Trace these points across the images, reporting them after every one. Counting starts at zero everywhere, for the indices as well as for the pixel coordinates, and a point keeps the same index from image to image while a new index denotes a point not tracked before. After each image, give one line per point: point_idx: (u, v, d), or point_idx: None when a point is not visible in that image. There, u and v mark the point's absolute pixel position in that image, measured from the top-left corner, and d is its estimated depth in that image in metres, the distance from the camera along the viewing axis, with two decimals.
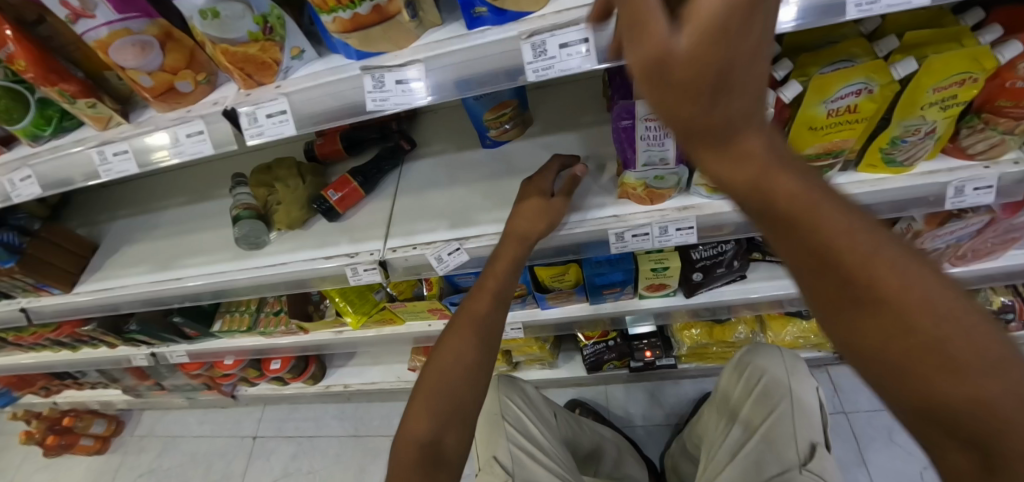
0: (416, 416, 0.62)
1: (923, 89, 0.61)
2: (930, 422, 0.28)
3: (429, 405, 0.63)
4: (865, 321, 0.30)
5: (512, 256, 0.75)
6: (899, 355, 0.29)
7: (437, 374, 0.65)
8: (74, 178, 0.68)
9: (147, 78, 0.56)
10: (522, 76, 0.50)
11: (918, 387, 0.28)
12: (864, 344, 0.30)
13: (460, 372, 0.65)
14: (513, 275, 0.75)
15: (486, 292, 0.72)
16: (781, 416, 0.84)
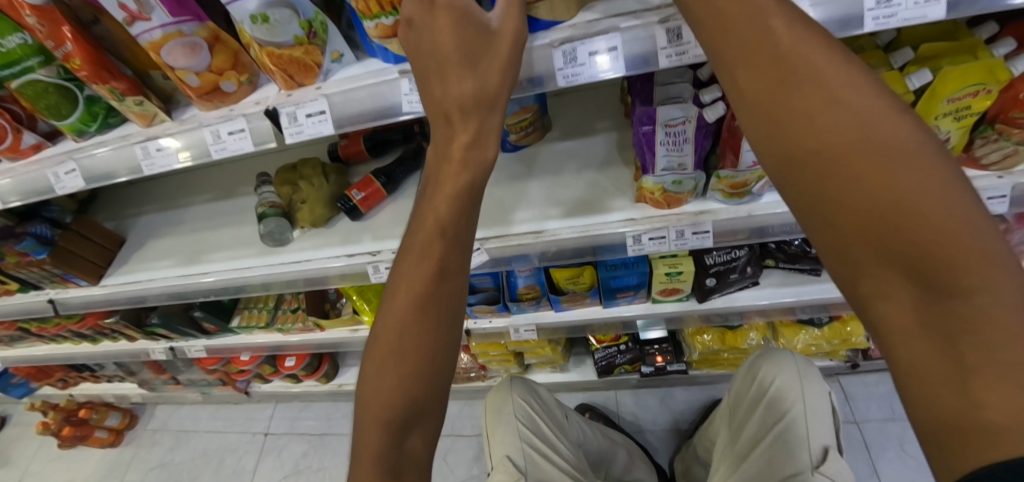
0: (364, 410, 0.50)
1: (938, 99, 0.62)
2: (918, 301, 0.27)
3: (375, 400, 0.49)
4: (903, 226, 0.28)
5: (455, 184, 0.48)
6: (895, 218, 0.28)
7: (379, 360, 0.49)
8: (117, 173, 0.72)
9: (195, 78, 0.59)
10: (552, 82, 0.53)
11: (912, 248, 0.28)
12: (860, 209, 0.29)
13: (411, 347, 0.48)
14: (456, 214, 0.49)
15: (425, 247, 0.49)
16: (793, 420, 0.84)
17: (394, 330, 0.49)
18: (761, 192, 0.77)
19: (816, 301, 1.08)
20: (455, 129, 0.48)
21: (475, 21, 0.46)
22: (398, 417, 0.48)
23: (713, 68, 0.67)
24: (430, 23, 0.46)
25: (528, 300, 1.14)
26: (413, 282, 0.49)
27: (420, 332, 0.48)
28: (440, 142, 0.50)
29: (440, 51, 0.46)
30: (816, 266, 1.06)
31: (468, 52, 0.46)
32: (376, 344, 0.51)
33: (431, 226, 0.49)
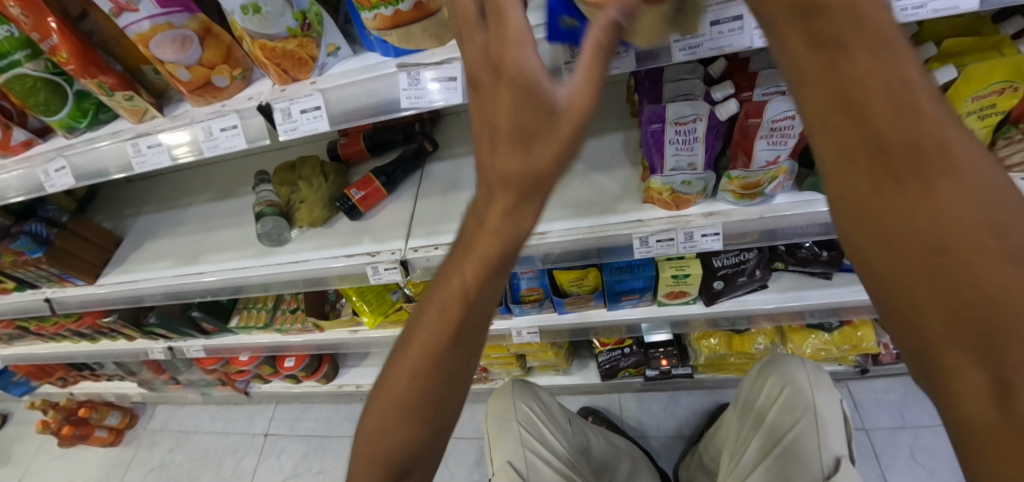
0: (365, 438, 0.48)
1: (961, 98, 0.60)
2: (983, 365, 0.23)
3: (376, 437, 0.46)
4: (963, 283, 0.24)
5: (485, 253, 0.38)
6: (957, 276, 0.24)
7: (384, 397, 0.47)
8: (108, 170, 0.70)
9: (185, 72, 0.57)
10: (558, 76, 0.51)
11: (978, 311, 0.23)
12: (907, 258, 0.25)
13: (416, 402, 0.45)
14: (486, 286, 0.41)
15: (444, 306, 0.43)
16: (804, 431, 0.81)
17: (404, 375, 0.45)
18: (774, 193, 0.74)
19: (827, 305, 1.05)
20: (493, 202, 0.37)
21: (542, 91, 0.32)
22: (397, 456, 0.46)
23: (725, 65, 0.65)
24: (490, 93, 0.34)
25: (531, 302, 1.11)
26: (427, 336, 0.44)
27: (431, 384, 0.44)
28: (477, 209, 0.39)
29: (496, 124, 0.34)
30: (827, 269, 1.04)
31: (526, 127, 0.33)
32: (383, 385, 0.47)
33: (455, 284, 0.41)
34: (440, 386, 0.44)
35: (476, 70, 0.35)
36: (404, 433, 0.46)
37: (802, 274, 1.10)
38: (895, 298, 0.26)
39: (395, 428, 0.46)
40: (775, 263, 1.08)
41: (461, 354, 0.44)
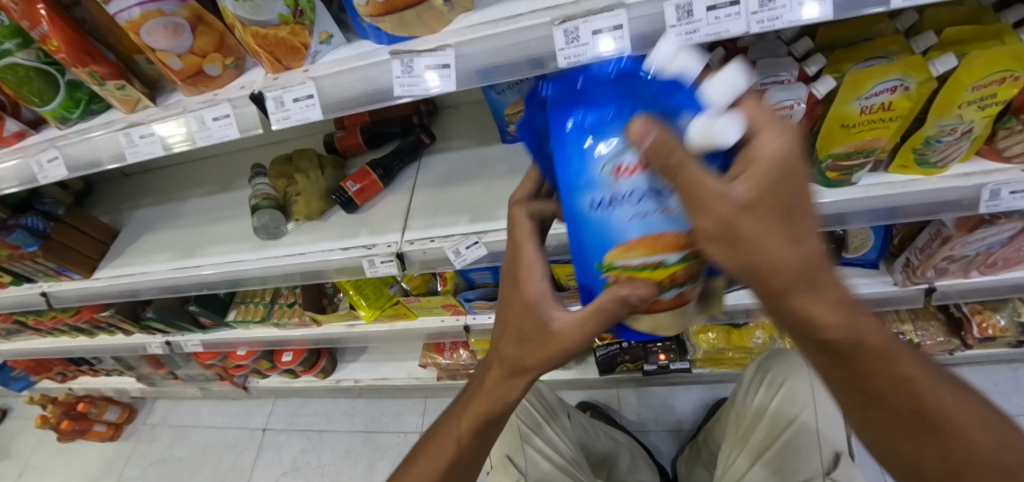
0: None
1: (962, 87, 0.59)
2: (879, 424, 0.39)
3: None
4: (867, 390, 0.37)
5: (508, 386, 0.49)
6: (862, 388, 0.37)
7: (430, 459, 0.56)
8: (101, 161, 0.69)
9: (177, 61, 0.56)
10: (553, 63, 0.49)
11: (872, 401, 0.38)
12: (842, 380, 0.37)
13: (464, 448, 0.54)
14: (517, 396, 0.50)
15: (492, 387, 0.51)
16: (804, 426, 0.82)
17: (452, 442, 0.54)
18: None
19: None
20: (502, 363, 0.49)
21: (542, 312, 0.45)
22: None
23: (723, 55, 0.65)
24: (512, 295, 0.49)
25: None
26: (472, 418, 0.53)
27: (488, 431, 0.53)
28: (497, 357, 0.51)
29: (508, 321, 0.49)
30: None
31: (525, 332, 0.46)
32: (442, 426, 0.57)
33: (495, 383, 0.50)
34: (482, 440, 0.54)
35: (506, 281, 0.51)
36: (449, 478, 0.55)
37: None
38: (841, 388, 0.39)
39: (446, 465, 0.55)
40: None
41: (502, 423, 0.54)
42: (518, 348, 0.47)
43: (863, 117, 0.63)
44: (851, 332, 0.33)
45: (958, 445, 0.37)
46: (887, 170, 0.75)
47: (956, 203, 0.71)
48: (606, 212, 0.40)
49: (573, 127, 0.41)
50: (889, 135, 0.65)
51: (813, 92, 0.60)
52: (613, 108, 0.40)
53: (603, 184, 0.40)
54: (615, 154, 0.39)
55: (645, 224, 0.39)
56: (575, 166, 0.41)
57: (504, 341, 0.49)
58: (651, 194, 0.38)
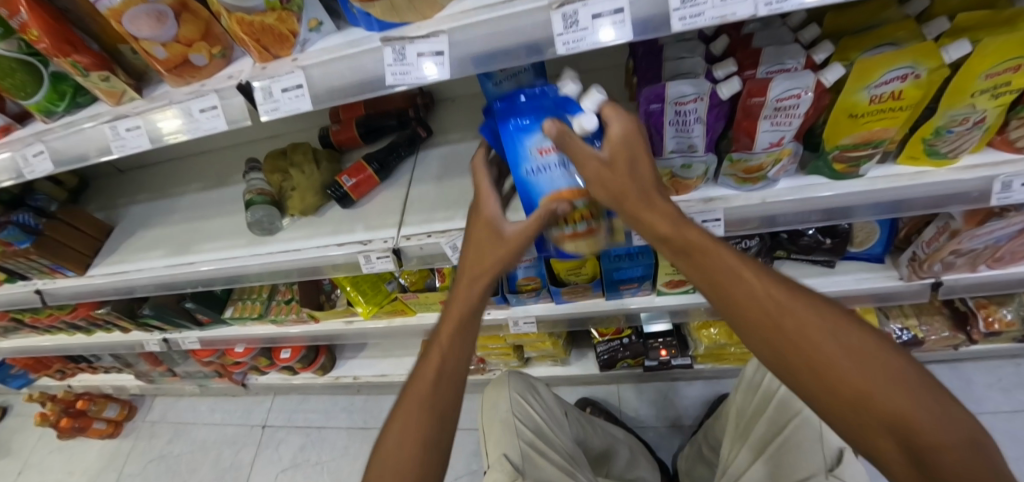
0: (388, 459, 0.56)
1: (974, 75, 0.57)
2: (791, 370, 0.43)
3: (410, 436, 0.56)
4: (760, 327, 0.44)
5: (470, 297, 0.61)
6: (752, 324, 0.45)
7: (412, 403, 0.58)
8: (87, 155, 0.67)
9: (162, 50, 0.54)
10: (551, 49, 0.47)
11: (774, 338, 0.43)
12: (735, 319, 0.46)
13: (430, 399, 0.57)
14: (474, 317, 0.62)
15: (453, 318, 0.61)
16: (804, 421, 0.79)
17: (432, 371, 0.59)
18: (777, 178, 0.72)
19: (829, 294, 1.03)
20: (467, 283, 0.62)
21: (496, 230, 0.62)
22: (434, 444, 0.56)
23: (727, 43, 0.63)
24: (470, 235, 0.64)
25: (528, 292, 1.09)
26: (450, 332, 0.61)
27: (451, 370, 0.59)
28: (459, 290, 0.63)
29: (469, 251, 0.63)
30: (830, 258, 1.02)
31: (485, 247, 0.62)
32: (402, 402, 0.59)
33: (464, 288, 0.62)
34: (448, 387, 0.58)
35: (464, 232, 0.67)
36: (435, 416, 0.57)
37: (804, 263, 1.09)
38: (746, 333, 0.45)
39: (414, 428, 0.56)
40: (777, 252, 1.06)
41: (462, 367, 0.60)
42: (480, 256, 0.62)
43: (872, 107, 0.60)
44: (719, 267, 0.46)
45: (858, 383, 0.39)
46: (895, 162, 0.73)
47: (966, 195, 0.70)
48: (539, 178, 0.59)
49: (509, 124, 0.59)
50: (898, 125, 0.63)
51: (820, 79, 0.57)
52: (535, 112, 0.58)
53: (534, 160, 0.59)
54: (540, 140, 0.58)
55: (565, 182, 0.59)
56: (516, 150, 0.59)
57: (467, 258, 0.64)
58: (565, 165, 0.59)
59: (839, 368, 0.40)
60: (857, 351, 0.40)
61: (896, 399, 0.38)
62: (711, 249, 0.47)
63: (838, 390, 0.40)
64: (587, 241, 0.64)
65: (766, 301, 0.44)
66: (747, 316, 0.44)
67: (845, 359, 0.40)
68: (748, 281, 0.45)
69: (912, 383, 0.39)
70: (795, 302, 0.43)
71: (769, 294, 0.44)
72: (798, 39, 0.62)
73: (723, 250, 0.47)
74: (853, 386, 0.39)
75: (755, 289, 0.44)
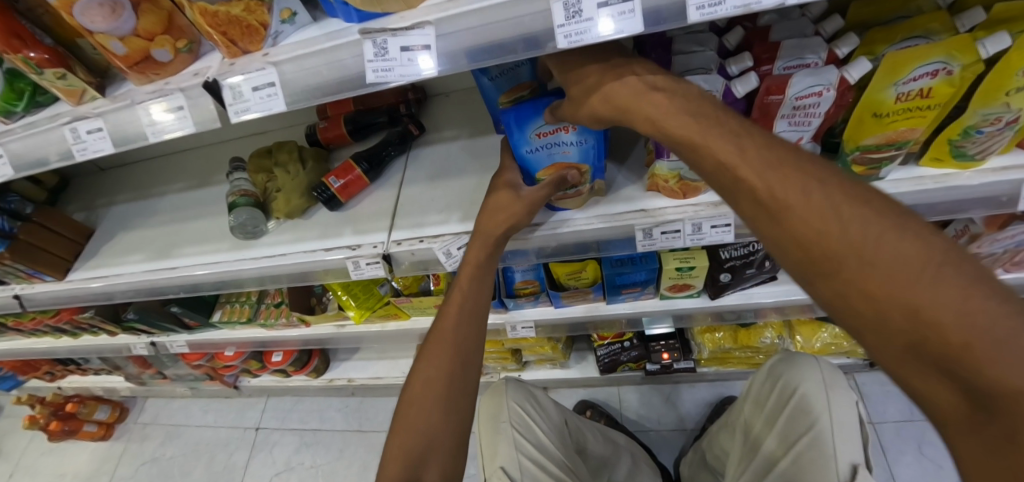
0: (412, 407, 0.57)
1: (1012, 71, 0.52)
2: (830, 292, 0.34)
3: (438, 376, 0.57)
4: (790, 243, 0.36)
5: (480, 259, 0.66)
6: (781, 240, 0.37)
7: (435, 344, 0.60)
8: (50, 158, 0.63)
9: (120, 44, 0.50)
10: (552, 43, 0.42)
11: (806, 256, 0.35)
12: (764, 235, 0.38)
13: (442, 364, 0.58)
14: (486, 278, 0.66)
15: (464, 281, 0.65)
16: (817, 437, 0.77)
17: (448, 333, 0.60)
18: None
19: None
20: (476, 245, 0.67)
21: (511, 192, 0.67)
22: (459, 382, 0.58)
23: (742, 35, 0.59)
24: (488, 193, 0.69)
25: (526, 296, 1.04)
26: (470, 279, 0.65)
27: (464, 337, 0.60)
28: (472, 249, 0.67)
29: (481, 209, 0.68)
30: None
31: (495, 206, 0.67)
32: (415, 374, 0.59)
33: (479, 241, 0.67)
34: (464, 349, 0.60)
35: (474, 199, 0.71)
36: (460, 353, 0.59)
37: None
38: (777, 250, 0.38)
39: (431, 396, 0.57)
40: None
41: (475, 330, 0.61)
42: (494, 211, 0.67)
43: (898, 105, 0.56)
44: (746, 171, 0.38)
45: (911, 312, 0.30)
46: (918, 163, 0.68)
47: (993, 199, 0.65)
48: (537, 157, 0.66)
49: (510, 112, 0.62)
50: (926, 125, 0.59)
51: (844, 75, 0.52)
52: (537, 102, 0.60)
53: (532, 142, 0.64)
54: (539, 126, 0.62)
55: (560, 158, 0.66)
56: (516, 134, 0.64)
57: (481, 214, 0.68)
58: (560, 143, 0.64)
59: (884, 294, 0.31)
60: (921, 274, 0.30)
61: (966, 336, 0.28)
62: (735, 149, 0.39)
63: (885, 322, 0.31)
64: (578, 200, 0.72)
65: (797, 211, 0.35)
66: (776, 233, 0.37)
67: (901, 282, 0.31)
68: (779, 190, 0.36)
69: (1000, 319, 0.28)
70: (842, 211, 0.34)
71: (806, 204, 0.35)
72: (818, 31, 0.57)
73: (756, 150, 0.38)
74: (900, 316, 0.30)
75: (786, 196, 0.36)
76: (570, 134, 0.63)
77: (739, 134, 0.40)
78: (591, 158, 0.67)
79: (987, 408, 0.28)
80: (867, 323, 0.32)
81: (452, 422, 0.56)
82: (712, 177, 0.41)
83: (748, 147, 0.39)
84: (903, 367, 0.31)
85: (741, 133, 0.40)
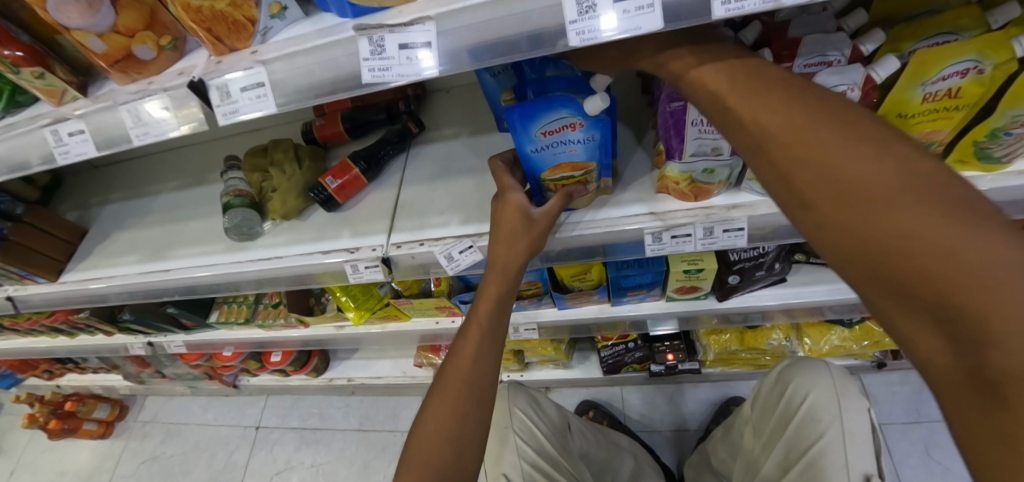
0: (423, 452, 0.54)
1: None
2: (810, 229, 0.32)
3: (451, 412, 0.55)
4: (775, 177, 0.34)
5: (498, 287, 0.64)
6: (765, 176, 0.35)
7: (448, 386, 0.57)
8: (31, 161, 0.60)
9: (98, 42, 0.48)
10: (562, 40, 0.39)
11: (790, 191, 0.33)
12: (751, 173, 0.36)
13: (455, 396, 0.56)
14: (505, 309, 0.64)
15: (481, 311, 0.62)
16: (829, 446, 0.75)
17: (464, 366, 0.58)
18: None
19: (850, 301, 0.98)
20: (493, 272, 0.65)
21: (526, 215, 0.64)
22: (474, 431, 0.55)
23: (761, 30, 0.53)
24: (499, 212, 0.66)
25: (529, 297, 1.02)
26: (486, 314, 0.62)
27: (481, 375, 0.58)
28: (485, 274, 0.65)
29: (498, 229, 0.65)
30: None
31: (514, 230, 0.64)
32: (429, 405, 0.57)
33: (497, 271, 0.64)
34: (479, 382, 0.57)
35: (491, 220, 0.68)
36: (474, 397, 0.56)
37: (823, 266, 1.02)
38: (766, 189, 0.35)
39: (446, 431, 0.54)
40: (796, 255, 1.01)
41: (491, 364, 0.59)
42: (510, 242, 0.64)
43: (925, 105, 0.53)
44: (741, 104, 0.36)
45: (893, 244, 0.27)
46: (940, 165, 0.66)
47: (1019, 202, 0.63)
48: (541, 156, 0.63)
49: (515, 111, 0.57)
50: (952, 125, 0.56)
51: (870, 74, 0.51)
52: (545, 100, 0.56)
53: (537, 141, 0.61)
54: (546, 124, 0.58)
55: (565, 157, 0.63)
56: (519, 133, 0.60)
57: (497, 243, 0.65)
58: (567, 142, 0.61)
59: (872, 226, 0.28)
60: (907, 201, 0.27)
61: (943, 269, 0.25)
62: (733, 85, 0.37)
63: (865, 257, 0.29)
64: (587, 199, 0.71)
65: (786, 142, 0.33)
66: (764, 168, 0.34)
67: (890, 220, 0.27)
68: (771, 121, 0.34)
69: (992, 250, 0.24)
70: (837, 141, 0.31)
71: (798, 134, 0.32)
72: (840, 27, 0.54)
73: (757, 85, 0.36)
74: (874, 244, 0.28)
75: (777, 127, 0.33)
76: (577, 132, 0.60)
77: (744, 72, 0.38)
78: (597, 155, 0.65)
79: (966, 356, 0.25)
80: (855, 268, 0.30)
81: (462, 470, 0.53)
82: (709, 112, 0.39)
83: (748, 82, 0.37)
84: (882, 307, 0.29)
85: (739, 64, 0.39)
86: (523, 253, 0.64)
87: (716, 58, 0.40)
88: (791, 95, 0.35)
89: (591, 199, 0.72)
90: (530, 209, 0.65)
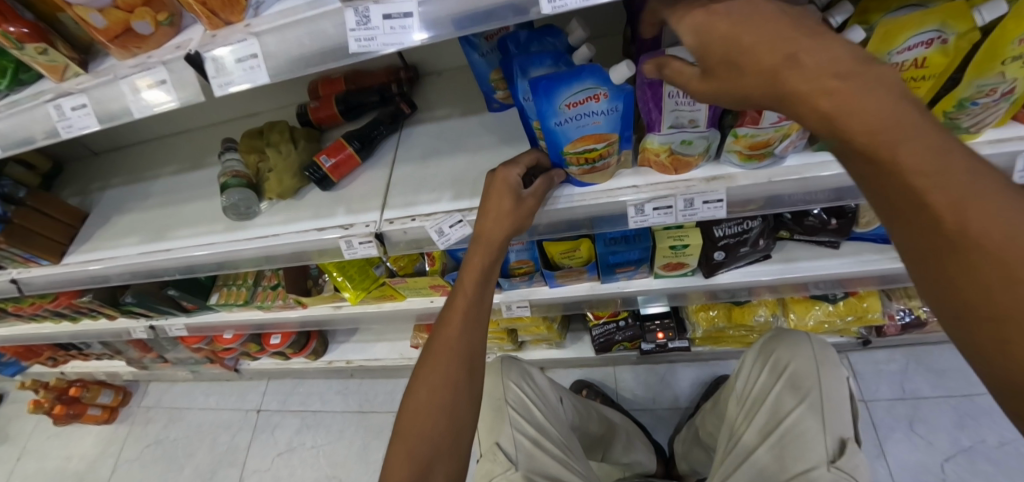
0: (416, 419, 0.56)
1: (1008, 39, 0.51)
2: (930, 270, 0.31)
3: (445, 382, 0.58)
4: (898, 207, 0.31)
5: (482, 260, 0.66)
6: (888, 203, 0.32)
7: (438, 355, 0.60)
8: (35, 137, 0.62)
9: (99, 17, 0.50)
10: (536, 8, 0.41)
11: (914, 227, 0.31)
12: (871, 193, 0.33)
13: (448, 369, 0.58)
14: (484, 287, 0.66)
15: (466, 283, 0.65)
16: (807, 412, 0.79)
17: (454, 336, 0.61)
18: (785, 155, 0.66)
19: (832, 276, 1.01)
20: (474, 248, 0.67)
21: (513, 192, 0.67)
22: (466, 394, 0.58)
23: None
24: (488, 191, 0.68)
25: (520, 275, 1.06)
26: (471, 287, 0.65)
27: (466, 340, 0.61)
28: (472, 255, 0.67)
29: (487, 207, 0.67)
30: (835, 238, 0.99)
31: (505, 209, 0.67)
32: (420, 375, 0.59)
33: (481, 247, 0.67)
34: (473, 355, 0.60)
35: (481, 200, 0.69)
36: (464, 362, 0.60)
37: (806, 242, 1.05)
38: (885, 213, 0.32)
39: (439, 398, 0.57)
40: (781, 232, 1.03)
41: (480, 338, 0.62)
42: (496, 219, 0.67)
43: None
44: (862, 120, 0.31)
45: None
46: None
47: None
48: (565, 129, 0.62)
49: (540, 83, 0.56)
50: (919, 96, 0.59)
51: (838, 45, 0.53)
52: (570, 71, 0.56)
53: (561, 114, 0.60)
54: (569, 96, 0.58)
55: (588, 129, 0.63)
56: (543, 107, 0.59)
57: (482, 218, 0.67)
58: (590, 114, 0.61)
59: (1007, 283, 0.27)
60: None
61: None
62: (850, 90, 0.32)
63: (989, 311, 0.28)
64: (604, 173, 0.71)
65: (908, 179, 0.30)
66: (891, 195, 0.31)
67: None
68: (896, 148, 0.31)
69: None
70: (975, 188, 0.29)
71: (925, 176, 0.30)
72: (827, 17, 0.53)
73: (880, 100, 0.32)
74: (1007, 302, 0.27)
75: (904, 160, 0.30)
76: (601, 103, 0.60)
77: (854, 71, 0.33)
78: (619, 127, 0.64)
79: None
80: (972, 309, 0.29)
81: (454, 431, 0.56)
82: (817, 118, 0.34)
83: (868, 90, 0.32)
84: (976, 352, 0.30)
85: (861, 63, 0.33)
86: (508, 228, 0.67)
87: (826, 49, 0.34)
88: (910, 120, 0.31)
89: (610, 174, 0.72)
90: (519, 187, 0.67)
